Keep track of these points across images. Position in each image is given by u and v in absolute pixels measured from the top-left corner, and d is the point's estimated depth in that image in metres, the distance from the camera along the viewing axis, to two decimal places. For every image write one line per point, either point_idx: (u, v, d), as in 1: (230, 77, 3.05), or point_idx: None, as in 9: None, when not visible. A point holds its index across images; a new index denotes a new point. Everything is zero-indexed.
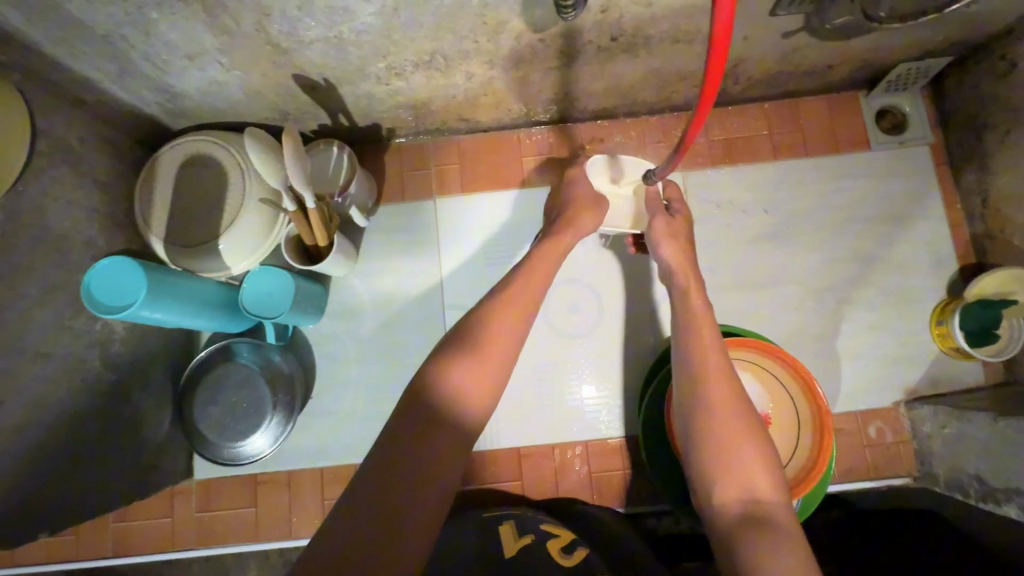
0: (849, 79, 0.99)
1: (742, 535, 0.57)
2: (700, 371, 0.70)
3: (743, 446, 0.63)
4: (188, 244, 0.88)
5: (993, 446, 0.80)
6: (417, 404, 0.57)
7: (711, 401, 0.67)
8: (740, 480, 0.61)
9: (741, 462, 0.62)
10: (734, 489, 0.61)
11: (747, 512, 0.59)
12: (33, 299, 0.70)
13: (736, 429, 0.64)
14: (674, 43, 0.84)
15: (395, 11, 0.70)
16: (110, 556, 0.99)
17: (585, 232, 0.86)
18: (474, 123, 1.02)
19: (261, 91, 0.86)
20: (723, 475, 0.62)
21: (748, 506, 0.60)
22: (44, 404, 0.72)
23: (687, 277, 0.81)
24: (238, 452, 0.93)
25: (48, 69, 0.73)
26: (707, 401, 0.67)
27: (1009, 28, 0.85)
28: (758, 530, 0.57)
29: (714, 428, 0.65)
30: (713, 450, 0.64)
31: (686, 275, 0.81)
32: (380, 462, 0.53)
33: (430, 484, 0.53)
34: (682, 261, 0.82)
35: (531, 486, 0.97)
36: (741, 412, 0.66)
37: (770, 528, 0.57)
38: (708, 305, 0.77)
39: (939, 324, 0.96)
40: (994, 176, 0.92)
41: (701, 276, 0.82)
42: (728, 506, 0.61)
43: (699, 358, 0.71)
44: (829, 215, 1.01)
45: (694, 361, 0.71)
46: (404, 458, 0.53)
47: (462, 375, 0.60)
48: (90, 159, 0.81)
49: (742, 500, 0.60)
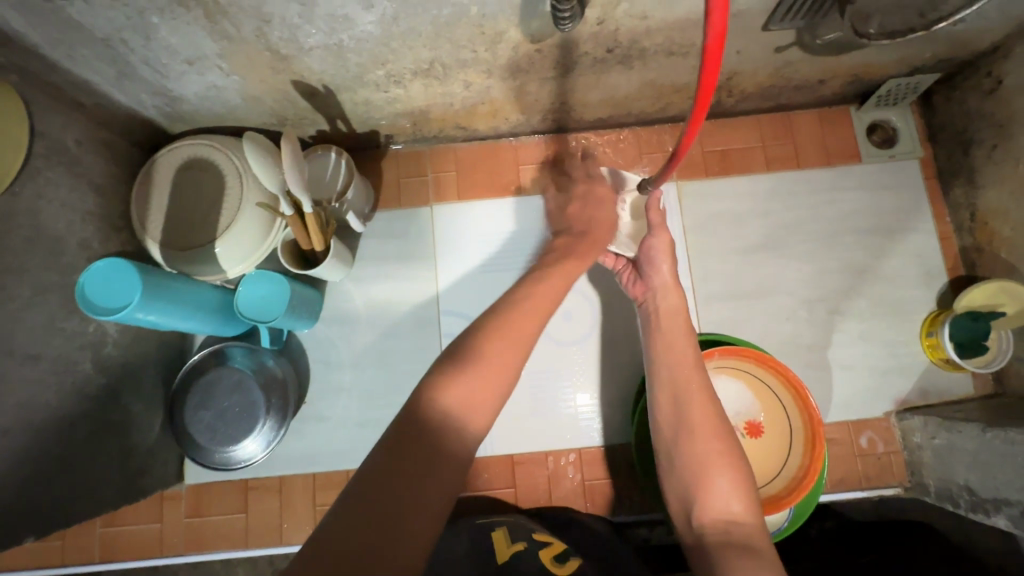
0: (840, 93, 1.01)
1: (720, 550, 0.58)
2: (680, 390, 0.71)
3: (721, 463, 0.64)
4: (183, 247, 0.88)
5: (983, 458, 0.80)
6: (423, 407, 0.54)
7: (690, 420, 0.68)
8: (718, 497, 0.63)
9: (720, 479, 0.64)
10: (713, 506, 0.62)
11: (725, 529, 0.60)
12: (25, 299, 0.70)
13: (714, 447, 0.66)
14: (668, 55, 0.86)
15: (394, 20, 0.72)
16: (96, 561, 0.98)
17: (592, 238, 0.87)
18: (472, 131, 1.04)
19: (259, 96, 0.87)
20: (702, 492, 0.64)
21: (727, 522, 0.61)
22: (33, 405, 0.72)
23: (673, 297, 0.82)
24: (229, 457, 0.92)
25: (49, 72, 0.74)
26: (686, 420, 0.69)
27: (995, 46, 0.87)
28: (734, 545, 0.58)
29: (693, 446, 0.66)
30: (692, 468, 0.65)
31: (666, 295, 0.82)
32: (379, 467, 0.49)
33: (432, 486, 0.50)
34: (667, 282, 0.83)
35: (524, 493, 0.97)
36: (720, 429, 0.67)
37: (747, 546, 0.58)
38: (685, 324, 0.79)
39: (929, 336, 0.97)
40: (982, 190, 0.94)
41: (681, 295, 0.83)
42: (708, 524, 0.62)
43: (677, 378, 0.73)
44: (821, 226, 1.02)
45: (672, 380, 0.73)
46: (404, 462, 0.50)
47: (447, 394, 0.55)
48: (87, 161, 0.82)
49: (720, 516, 0.61)
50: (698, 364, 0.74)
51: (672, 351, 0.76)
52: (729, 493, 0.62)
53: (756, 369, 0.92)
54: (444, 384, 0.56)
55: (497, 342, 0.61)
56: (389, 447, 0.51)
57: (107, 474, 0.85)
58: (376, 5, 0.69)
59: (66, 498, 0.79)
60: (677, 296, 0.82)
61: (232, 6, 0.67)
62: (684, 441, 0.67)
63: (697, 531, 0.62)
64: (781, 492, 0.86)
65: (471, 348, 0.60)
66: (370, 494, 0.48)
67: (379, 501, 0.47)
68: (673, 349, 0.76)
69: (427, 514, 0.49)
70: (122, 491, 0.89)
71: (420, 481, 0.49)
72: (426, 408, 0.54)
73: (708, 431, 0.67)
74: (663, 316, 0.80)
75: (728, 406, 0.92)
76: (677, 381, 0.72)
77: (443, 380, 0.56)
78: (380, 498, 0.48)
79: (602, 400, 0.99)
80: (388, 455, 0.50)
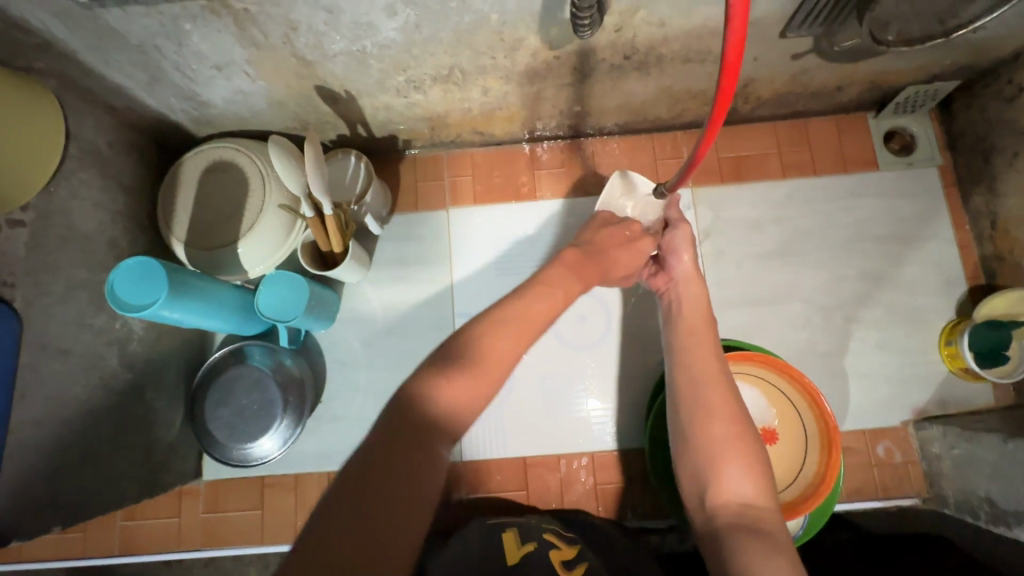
0: (858, 100, 1.01)
1: (732, 533, 0.59)
2: (696, 373, 0.72)
3: (737, 447, 0.65)
4: (206, 247, 0.91)
5: (1004, 469, 0.79)
6: (416, 405, 0.55)
7: (706, 402, 0.69)
8: (732, 479, 0.64)
9: (735, 463, 0.64)
10: (727, 489, 0.63)
11: (738, 512, 0.61)
12: (57, 295, 0.73)
13: (729, 433, 0.66)
14: (685, 62, 0.86)
15: (416, 27, 0.74)
16: (115, 554, 1.00)
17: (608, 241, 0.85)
18: (489, 136, 1.05)
19: (283, 101, 0.89)
20: (716, 475, 0.64)
21: (740, 506, 0.62)
22: (63, 398, 0.74)
23: (693, 288, 0.82)
24: (246, 453, 0.94)
25: (84, 77, 0.77)
26: (703, 403, 0.69)
27: (1016, 53, 0.86)
28: (747, 528, 0.59)
29: (709, 428, 0.67)
30: (706, 450, 0.66)
31: (689, 282, 0.83)
32: (366, 467, 0.49)
33: (416, 487, 0.50)
34: (689, 271, 0.84)
35: (536, 496, 0.97)
36: (736, 414, 0.68)
37: (761, 531, 0.59)
38: (707, 314, 0.80)
39: (949, 344, 0.95)
40: (1002, 198, 0.93)
41: (705, 284, 0.83)
42: (720, 507, 0.63)
43: (696, 362, 0.74)
44: (837, 233, 1.02)
45: (690, 364, 0.74)
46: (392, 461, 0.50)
47: (456, 392, 0.57)
48: (116, 163, 0.84)
49: (734, 500, 0.62)
50: (717, 351, 0.75)
51: (690, 337, 0.77)
52: (744, 477, 0.63)
53: (771, 375, 0.92)
54: (438, 380, 0.57)
55: (500, 347, 0.62)
56: (382, 439, 0.52)
57: (131, 467, 0.87)
58: (399, 13, 0.71)
59: (89, 492, 0.81)
60: (699, 286, 0.83)
61: (261, 13, 0.69)
62: (699, 423, 0.68)
63: (710, 513, 0.63)
64: (797, 498, 0.85)
65: (479, 351, 0.61)
66: (364, 480, 0.49)
67: (375, 487, 0.49)
68: (693, 335, 0.77)
69: (419, 505, 0.50)
70: (144, 485, 0.91)
71: (410, 479, 0.50)
72: (422, 404, 0.55)
73: (725, 415, 0.68)
74: (685, 304, 0.81)
75: None
76: (695, 366, 0.73)
77: (440, 377, 0.58)
78: (373, 484, 0.49)
79: (615, 403, 1.00)
80: (380, 447, 0.51)
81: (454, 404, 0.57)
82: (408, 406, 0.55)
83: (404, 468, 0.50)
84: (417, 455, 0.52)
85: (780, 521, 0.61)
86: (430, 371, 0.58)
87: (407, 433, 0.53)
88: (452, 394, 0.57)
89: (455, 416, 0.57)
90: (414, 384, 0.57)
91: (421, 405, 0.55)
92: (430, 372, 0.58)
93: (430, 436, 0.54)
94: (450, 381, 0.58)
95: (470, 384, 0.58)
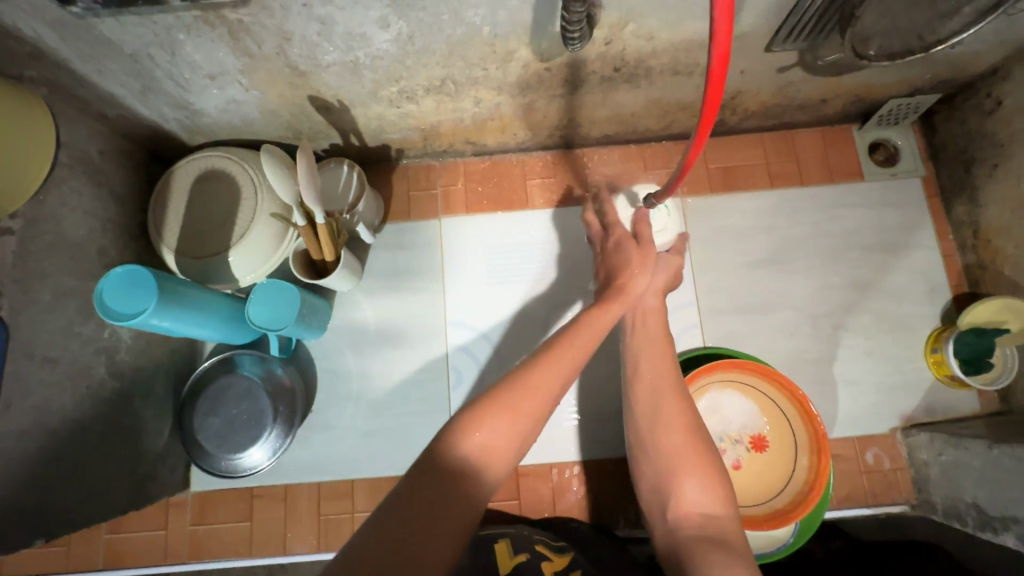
0: (844, 112, 1.03)
1: (692, 544, 0.58)
2: (651, 388, 0.72)
3: (692, 458, 0.65)
4: (195, 256, 0.90)
5: (991, 475, 0.80)
6: (444, 448, 0.56)
7: (660, 414, 0.69)
8: (690, 489, 0.63)
9: (690, 472, 0.64)
10: (686, 500, 0.62)
11: (699, 523, 0.60)
12: (45, 304, 0.72)
13: (686, 445, 0.66)
14: (673, 75, 0.88)
15: (410, 38, 0.75)
16: (100, 568, 0.98)
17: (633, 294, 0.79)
18: (481, 146, 1.06)
19: (277, 110, 0.90)
20: (675, 485, 0.64)
21: (701, 516, 0.61)
22: (48, 408, 0.73)
23: None
24: (236, 465, 0.93)
25: (76, 86, 0.77)
26: (659, 415, 0.69)
27: (994, 68, 0.89)
28: (707, 539, 0.58)
29: (663, 444, 0.67)
30: (665, 463, 0.66)
31: None
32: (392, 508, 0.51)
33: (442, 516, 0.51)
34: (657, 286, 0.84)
35: (528, 506, 0.97)
36: (690, 427, 0.68)
37: (720, 542, 0.57)
38: (666, 330, 0.79)
39: (934, 352, 0.97)
40: (984, 208, 0.95)
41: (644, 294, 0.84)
42: (681, 518, 0.61)
43: (646, 374, 0.74)
44: (824, 243, 1.03)
45: (644, 379, 0.73)
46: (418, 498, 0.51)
47: (476, 439, 0.57)
48: (106, 171, 0.84)
49: (693, 510, 0.61)
50: (669, 367, 0.74)
51: (648, 348, 0.77)
52: (701, 487, 0.62)
53: (759, 382, 0.93)
54: (463, 425, 0.57)
55: (537, 377, 0.63)
56: (411, 482, 0.53)
57: (118, 479, 0.86)
58: (393, 24, 0.72)
59: (76, 505, 0.79)
60: (658, 299, 0.82)
61: (255, 23, 0.70)
62: (654, 432, 0.68)
63: (671, 526, 0.62)
64: (788, 506, 0.86)
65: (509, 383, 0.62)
66: (392, 525, 0.49)
67: (402, 534, 0.49)
68: (646, 351, 0.77)
69: (447, 537, 0.51)
70: (131, 497, 0.89)
71: (439, 511, 0.51)
72: (447, 448, 0.56)
73: (680, 424, 0.68)
74: (647, 320, 0.80)
75: (733, 420, 0.94)
76: (650, 377, 0.73)
77: (466, 421, 0.58)
78: (409, 525, 0.50)
79: (606, 413, 1.00)
80: (409, 490, 0.52)
81: (485, 444, 0.57)
82: (435, 454, 0.55)
83: (436, 501, 0.52)
84: (446, 494, 0.53)
85: (740, 533, 0.59)
86: (468, 412, 0.59)
87: (434, 475, 0.53)
88: (482, 435, 0.57)
89: (486, 457, 0.57)
90: (450, 426, 0.58)
91: (449, 453, 0.55)
92: (464, 415, 0.59)
93: (458, 483, 0.54)
94: (484, 422, 0.58)
95: (499, 416, 0.58)
